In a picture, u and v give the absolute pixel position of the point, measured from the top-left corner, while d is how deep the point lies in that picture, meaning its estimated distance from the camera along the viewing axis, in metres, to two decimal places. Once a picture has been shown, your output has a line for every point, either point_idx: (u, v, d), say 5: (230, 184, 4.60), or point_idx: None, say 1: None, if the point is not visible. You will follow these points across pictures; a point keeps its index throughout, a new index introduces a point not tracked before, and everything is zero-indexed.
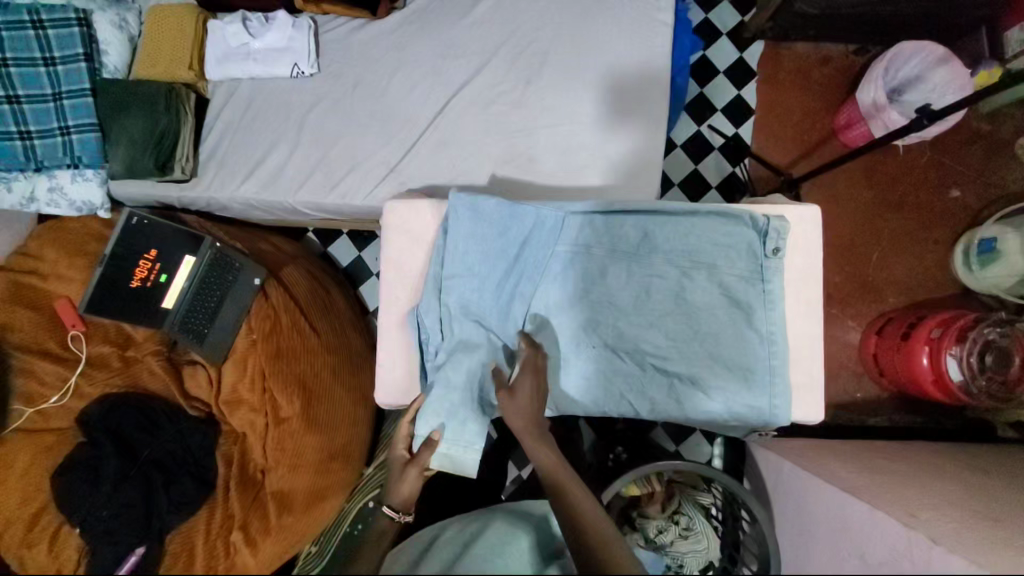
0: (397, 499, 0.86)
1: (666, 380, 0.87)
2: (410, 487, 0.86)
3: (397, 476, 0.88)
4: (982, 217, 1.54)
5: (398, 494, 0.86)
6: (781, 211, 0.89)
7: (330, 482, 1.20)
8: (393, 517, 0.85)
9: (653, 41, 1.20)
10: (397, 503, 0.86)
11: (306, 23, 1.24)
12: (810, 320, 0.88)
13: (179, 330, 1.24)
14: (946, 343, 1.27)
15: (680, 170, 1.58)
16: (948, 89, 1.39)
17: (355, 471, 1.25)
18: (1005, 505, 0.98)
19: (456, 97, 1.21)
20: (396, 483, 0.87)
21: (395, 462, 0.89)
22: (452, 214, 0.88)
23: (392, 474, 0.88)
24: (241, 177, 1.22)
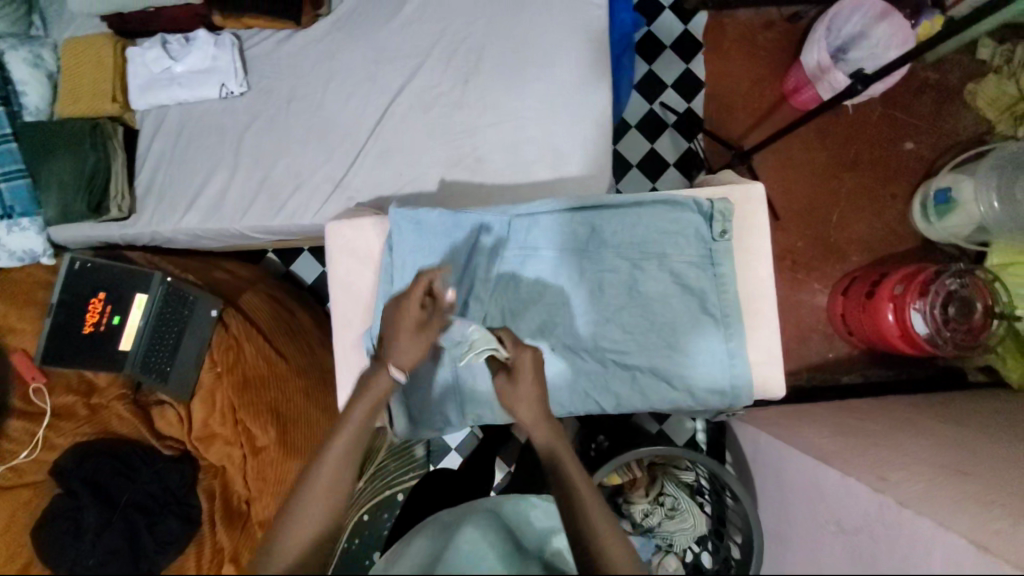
0: (401, 361, 0.75)
1: (627, 374, 0.86)
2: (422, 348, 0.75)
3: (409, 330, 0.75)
4: (938, 166, 1.54)
5: (405, 355, 0.75)
6: (723, 192, 0.89)
7: None
8: (393, 377, 0.74)
9: (588, 26, 1.18)
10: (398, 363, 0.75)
11: (228, 40, 1.19)
12: (764, 298, 0.88)
13: (141, 371, 1.20)
14: (909, 298, 1.29)
15: (636, 151, 1.58)
16: (891, 43, 1.38)
17: None
18: (978, 450, 0.99)
19: (395, 102, 1.19)
20: (410, 334, 0.74)
21: (408, 313, 0.75)
22: (395, 229, 0.86)
23: (399, 329, 0.74)
24: (183, 207, 1.19)
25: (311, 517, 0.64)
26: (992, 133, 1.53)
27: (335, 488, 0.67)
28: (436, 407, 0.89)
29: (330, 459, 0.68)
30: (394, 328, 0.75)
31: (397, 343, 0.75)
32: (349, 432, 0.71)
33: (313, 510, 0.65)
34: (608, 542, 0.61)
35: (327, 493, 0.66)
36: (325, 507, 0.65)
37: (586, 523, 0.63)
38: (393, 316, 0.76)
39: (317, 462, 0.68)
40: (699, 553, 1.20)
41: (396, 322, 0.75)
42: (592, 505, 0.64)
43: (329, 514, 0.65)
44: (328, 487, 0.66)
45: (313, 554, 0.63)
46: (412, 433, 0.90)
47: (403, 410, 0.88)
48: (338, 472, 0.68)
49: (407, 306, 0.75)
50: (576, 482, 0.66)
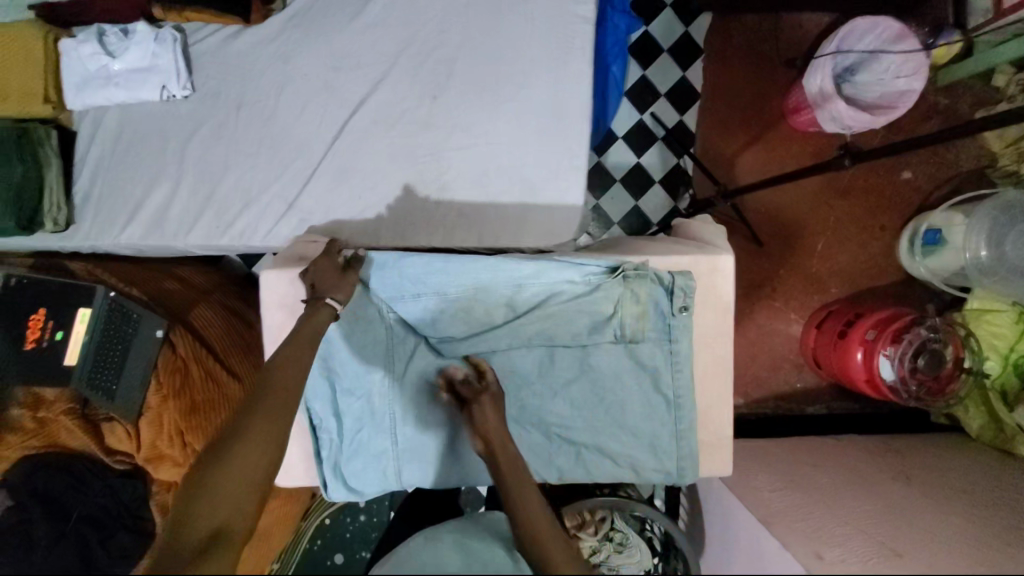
0: (339, 295, 0.80)
1: (573, 450, 0.84)
2: (345, 282, 0.80)
3: (325, 271, 0.81)
4: (933, 200, 1.48)
5: (342, 288, 0.80)
6: (689, 263, 0.83)
7: (277, 518, 1.18)
8: (335, 310, 0.79)
9: (571, 43, 1.07)
10: (336, 298, 0.80)
11: (170, 36, 1.08)
12: (720, 380, 0.85)
13: (86, 388, 1.11)
14: (880, 345, 1.25)
15: (621, 165, 1.49)
16: (902, 71, 1.27)
17: (301, 500, 1.24)
18: (923, 525, 0.97)
19: (354, 117, 1.09)
20: (337, 279, 0.80)
21: (325, 268, 0.81)
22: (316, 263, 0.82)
23: (320, 272, 0.80)
24: (125, 220, 1.12)
25: (238, 469, 0.65)
26: (993, 168, 1.45)
27: (261, 444, 0.68)
28: (376, 474, 0.85)
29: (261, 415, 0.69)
30: (317, 275, 0.80)
31: (323, 285, 0.80)
32: (281, 392, 0.72)
33: (241, 460, 0.66)
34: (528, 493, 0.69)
35: (256, 447, 0.67)
36: (254, 459, 0.66)
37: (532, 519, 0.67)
38: (313, 275, 0.81)
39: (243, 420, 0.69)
40: None
41: (317, 275, 0.80)
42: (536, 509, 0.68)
43: (258, 467, 0.66)
44: (261, 439, 0.68)
45: (240, 501, 0.64)
46: (348, 495, 0.87)
47: (339, 475, 0.86)
48: (267, 430, 0.69)
49: (324, 265, 0.81)
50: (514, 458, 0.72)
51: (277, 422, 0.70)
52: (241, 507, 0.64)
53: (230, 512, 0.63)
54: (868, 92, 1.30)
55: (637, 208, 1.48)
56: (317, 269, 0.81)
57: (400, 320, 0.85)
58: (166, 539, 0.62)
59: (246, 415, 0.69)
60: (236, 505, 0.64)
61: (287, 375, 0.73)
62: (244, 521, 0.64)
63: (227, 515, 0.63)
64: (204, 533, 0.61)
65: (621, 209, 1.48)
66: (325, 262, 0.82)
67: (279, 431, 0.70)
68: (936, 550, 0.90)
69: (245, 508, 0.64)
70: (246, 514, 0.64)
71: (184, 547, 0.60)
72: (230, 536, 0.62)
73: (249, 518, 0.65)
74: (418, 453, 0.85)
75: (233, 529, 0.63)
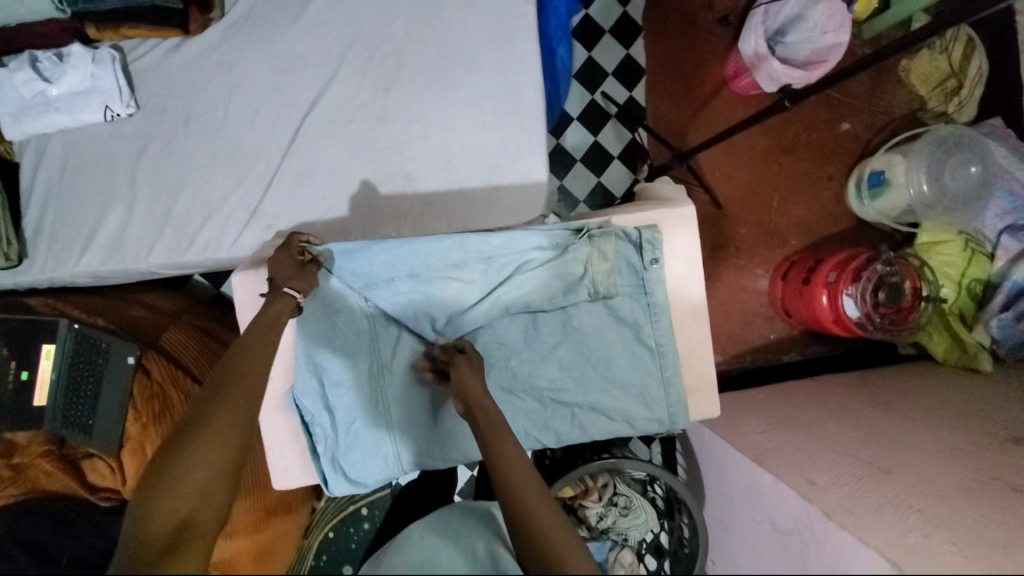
0: (297, 286, 0.78)
1: (567, 410, 0.85)
2: (302, 269, 0.79)
3: (284, 261, 0.79)
4: (874, 146, 1.56)
5: (300, 279, 0.78)
6: (654, 217, 0.86)
7: (273, 538, 1.12)
8: (294, 299, 0.78)
9: (515, 24, 1.10)
10: (295, 289, 0.78)
11: (108, 55, 1.06)
12: (698, 325, 0.87)
13: (62, 427, 1.08)
14: (842, 285, 1.31)
15: (580, 145, 1.52)
16: (829, 25, 1.31)
17: (301, 516, 1.19)
18: (903, 442, 1.02)
19: (308, 118, 1.08)
20: (295, 270, 0.79)
21: (281, 260, 0.79)
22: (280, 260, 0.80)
23: (276, 266, 0.79)
24: (81, 248, 1.09)
25: (205, 462, 0.65)
26: (925, 110, 1.54)
27: (229, 437, 0.67)
28: (375, 464, 0.84)
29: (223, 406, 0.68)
30: (276, 265, 0.79)
31: (282, 275, 0.78)
32: (243, 384, 0.71)
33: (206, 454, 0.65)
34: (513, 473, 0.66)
35: (222, 438, 0.66)
36: (219, 450, 0.66)
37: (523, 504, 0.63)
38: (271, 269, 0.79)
39: (212, 411, 0.68)
40: (658, 534, 1.16)
41: (275, 267, 0.79)
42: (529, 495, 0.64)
43: (224, 461, 0.66)
44: (226, 430, 0.67)
45: (208, 495, 0.64)
46: (350, 488, 0.86)
47: (338, 471, 0.85)
48: (234, 424, 0.68)
49: (282, 256, 0.79)
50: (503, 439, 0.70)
51: (241, 412, 0.69)
52: (209, 501, 0.64)
53: (199, 503, 0.63)
54: (799, 50, 1.36)
55: (599, 184, 1.52)
56: (276, 262, 0.79)
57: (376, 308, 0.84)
58: (128, 528, 0.61)
59: (215, 405, 0.68)
60: (204, 498, 0.64)
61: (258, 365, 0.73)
62: (212, 514, 0.64)
63: (195, 507, 0.63)
64: (172, 526, 0.61)
65: (584, 186, 1.52)
66: (283, 253, 0.80)
67: (247, 427, 0.69)
68: (918, 463, 0.94)
69: (214, 502, 0.64)
70: (215, 506, 0.65)
71: (148, 538, 0.60)
72: (198, 529, 0.62)
73: (218, 510, 0.65)
74: (414, 436, 0.84)
75: (204, 520, 0.63)
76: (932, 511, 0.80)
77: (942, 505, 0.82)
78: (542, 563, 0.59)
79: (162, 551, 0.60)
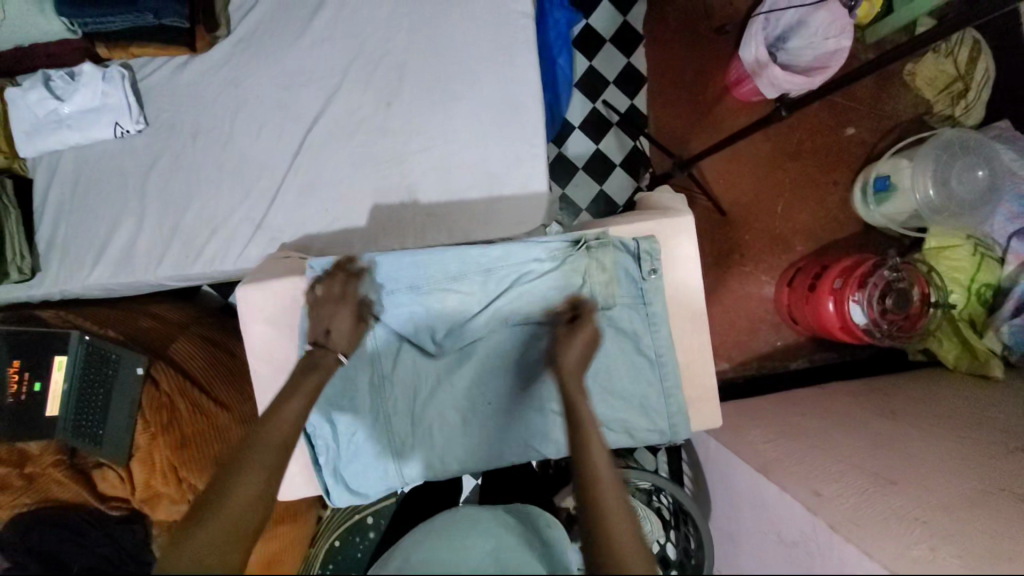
0: (347, 348, 0.80)
1: (567, 421, 0.85)
2: (352, 328, 0.80)
3: (337, 317, 0.79)
4: (879, 150, 1.55)
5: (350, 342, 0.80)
6: (653, 227, 0.86)
7: (279, 547, 1.15)
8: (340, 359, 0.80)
9: (515, 37, 1.11)
10: (343, 350, 0.80)
11: (117, 73, 1.08)
12: (697, 334, 0.88)
13: (73, 437, 1.11)
14: (848, 292, 1.29)
15: (582, 153, 1.53)
16: (830, 31, 1.31)
17: (308, 526, 1.21)
18: (911, 452, 1.00)
19: (311, 132, 1.10)
20: (349, 333, 0.80)
21: (340, 317, 0.79)
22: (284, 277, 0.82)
23: (330, 324, 0.79)
24: (92, 261, 1.11)
25: (229, 515, 0.61)
26: (931, 114, 1.53)
27: (250, 495, 0.64)
28: (377, 475, 0.85)
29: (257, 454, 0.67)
30: (326, 317, 0.79)
31: (335, 334, 0.80)
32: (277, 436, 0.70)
33: (228, 513, 0.62)
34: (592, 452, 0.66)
35: (254, 486, 0.65)
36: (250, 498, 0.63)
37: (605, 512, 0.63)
38: (327, 319, 0.79)
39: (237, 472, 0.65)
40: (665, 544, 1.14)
41: (329, 322, 0.79)
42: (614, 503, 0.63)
43: (243, 521, 0.62)
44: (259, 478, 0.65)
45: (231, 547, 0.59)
46: (353, 499, 0.87)
47: (340, 481, 0.86)
48: (256, 483, 0.65)
49: (337, 311, 0.79)
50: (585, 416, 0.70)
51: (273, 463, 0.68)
52: (222, 564, 0.58)
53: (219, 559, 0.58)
54: (801, 56, 1.36)
55: (602, 192, 1.53)
56: (333, 316, 0.79)
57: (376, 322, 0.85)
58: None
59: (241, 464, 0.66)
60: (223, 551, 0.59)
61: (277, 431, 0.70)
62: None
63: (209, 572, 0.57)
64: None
65: (587, 195, 1.52)
66: (341, 307, 0.80)
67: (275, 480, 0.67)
68: (927, 474, 0.93)
69: (226, 564, 0.58)
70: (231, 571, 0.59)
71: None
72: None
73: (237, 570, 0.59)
74: (416, 448, 0.85)
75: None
76: (939, 522, 0.79)
77: (949, 517, 0.81)
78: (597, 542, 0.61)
79: None
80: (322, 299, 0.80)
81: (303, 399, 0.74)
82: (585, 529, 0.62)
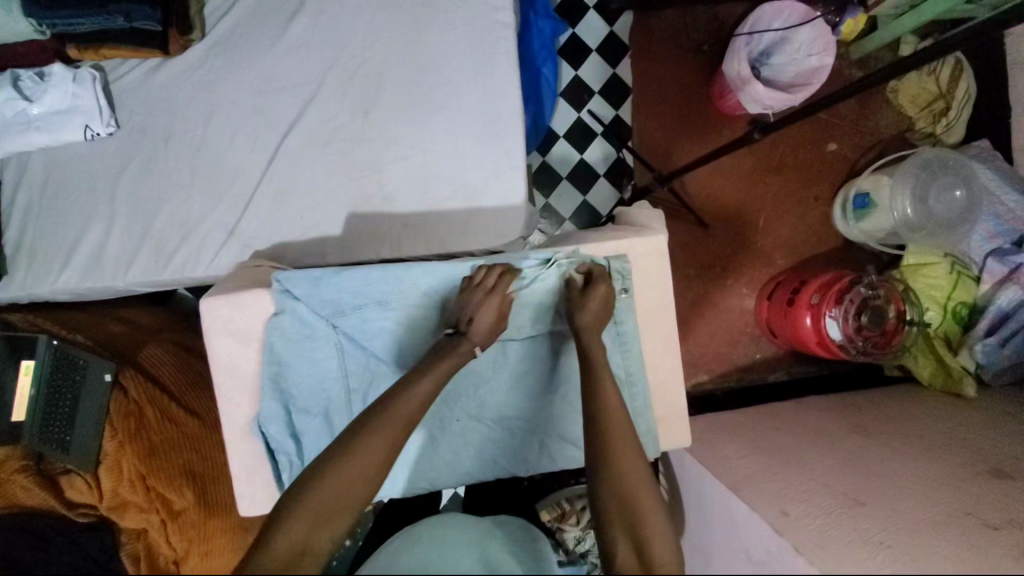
0: (483, 342, 0.79)
1: (536, 440, 0.85)
2: (492, 318, 0.78)
3: (483, 305, 0.78)
4: (861, 166, 1.56)
5: (487, 335, 0.79)
6: (626, 245, 0.86)
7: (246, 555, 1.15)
8: (473, 349, 0.78)
9: (495, 47, 1.10)
10: (479, 341, 0.78)
11: (89, 75, 1.06)
12: (668, 354, 0.88)
13: (39, 443, 1.08)
14: (824, 308, 1.31)
15: (566, 162, 1.52)
16: (813, 48, 1.32)
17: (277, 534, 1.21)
18: (882, 473, 1.01)
19: (286, 139, 1.09)
20: (492, 323, 0.78)
21: (490, 309, 0.78)
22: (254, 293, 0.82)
23: (480, 314, 0.78)
24: (60, 266, 1.09)
25: (332, 496, 0.68)
26: (912, 131, 1.54)
27: (361, 475, 0.69)
28: None
29: (372, 436, 0.70)
30: (472, 303, 0.78)
31: (477, 325, 0.78)
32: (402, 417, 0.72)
33: (332, 491, 0.68)
34: (615, 443, 0.71)
35: (364, 473, 0.69)
36: (357, 481, 0.69)
37: (632, 500, 0.68)
38: (472, 308, 0.78)
39: (353, 450, 0.69)
40: None
41: (476, 310, 0.78)
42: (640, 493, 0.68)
43: (350, 501, 0.68)
44: (371, 466, 0.69)
45: (333, 524, 0.67)
46: None
47: None
48: (363, 470, 0.69)
49: (489, 300, 0.78)
50: (612, 411, 0.73)
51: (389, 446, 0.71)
52: (323, 535, 0.67)
53: (320, 533, 0.66)
54: (784, 72, 1.36)
55: (585, 202, 1.52)
56: (483, 307, 0.78)
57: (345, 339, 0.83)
58: (262, 533, 0.67)
59: (358, 445, 0.70)
60: (322, 526, 0.67)
61: (399, 415, 0.72)
62: (330, 543, 0.67)
63: (315, 536, 0.66)
64: (294, 548, 0.65)
65: (571, 205, 1.52)
66: (492, 299, 0.78)
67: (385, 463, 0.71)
68: (893, 497, 0.93)
69: (323, 539, 0.66)
70: (332, 538, 0.67)
71: (273, 555, 0.65)
72: (316, 556, 0.66)
73: (332, 543, 0.67)
74: None
75: (318, 550, 0.66)
76: (904, 546, 0.79)
77: (911, 539, 0.81)
78: (624, 511, 0.67)
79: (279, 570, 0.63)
80: (473, 287, 0.80)
81: (431, 382, 0.74)
82: (607, 506, 0.68)
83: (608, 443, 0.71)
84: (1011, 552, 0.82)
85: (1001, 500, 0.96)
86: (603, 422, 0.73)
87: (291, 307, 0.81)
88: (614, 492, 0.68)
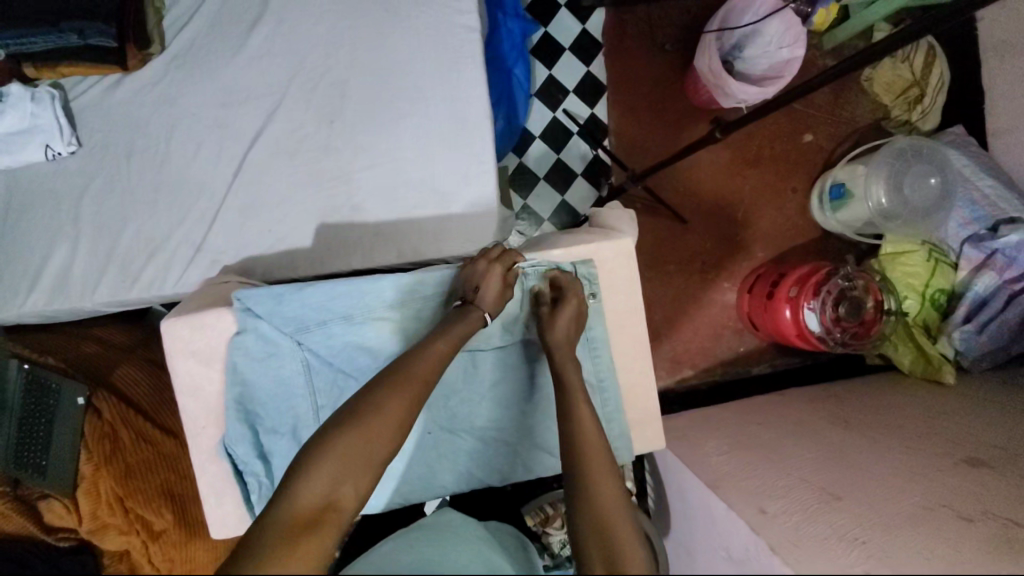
0: (492, 310, 0.80)
1: (509, 449, 0.85)
2: (499, 284, 0.80)
3: (488, 274, 0.80)
4: (837, 156, 1.56)
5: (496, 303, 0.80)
6: (593, 250, 0.86)
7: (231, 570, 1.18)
8: (483, 317, 0.78)
9: (461, 51, 1.09)
10: (488, 309, 0.79)
11: (47, 94, 1.05)
12: (639, 358, 0.88)
13: (16, 469, 1.07)
14: (803, 299, 1.30)
15: (542, 162, 1.51)
16: (784, 40, 1.30)
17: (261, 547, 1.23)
18: (863, 467, 1.00)
19: (251, 151, 1.07)
20: (500, 287, 0.80)
21: (495, 276, 0.80)
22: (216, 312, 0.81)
23: (487, 281, 0.80)
24: (25, 289, 1.07)
25: (357, 449, 0.65)
26: (888, 119, 1.54)
27: (384, 429, 0.67)
28: None
29: (392, 394, 0.69)
30: (475, 274, 0.81)
31: (484, 293, 0.79)
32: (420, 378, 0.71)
33: (353, 447, 0.65)
34: (588, 460, 0.70)
35: (386, 429, 0.67)
36: (382, 436, 0.67)
37: (608, 520, 0.64)
38: (478, 277, 0.80)
39: (376, 404, 0.68)
40: None
41: (481, 279, 0.80)
42: (614, 512, 0.65)
43: (377, 452, 0.66)
44: (393, 423, 0.68)
45: (358, 477, 0.64)
46: None
47: None
48: (384, 429, 0.67)
49: (494, 267, 0.80)
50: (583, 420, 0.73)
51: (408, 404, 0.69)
52: (345, 492, 0.64)
53: (347, 488, 0.64)
54: (757, 65, 1.35)
55: (563, 202, 1.51)
56: (488, 274, 0.80)
57: (312, 355, 0.82)
58: (279, 490, 0.63)
59: (380, 397, 0.68)
60: (346, 480, 0.64)
61: (410, 382, 0.70)
62: (354, 497, 0.64)
63: (339, 491, 0.63)
64: (319, 502, 0.62)
65: (549, 205, 1.51)
66: (497, 268, 0.81)
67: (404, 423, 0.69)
68: (872, 492, 0.93)
69: (348, 493, 0.64)
70: (356, 494, 0.65)
71: (294, 512, 0.60)
72: (340, 512, 0.63)
73: (358, 498, 0.65)
74: None
75: (344, 505, 0.63)
76: (880, 543, 0.79)
77: (887, 535, 0.81)
78: (599, 535, 0.63)
79: (303, 525, 0.59)
80: (478, 259, 0.83)
81: (445, 346, 0.74)
82: (583, 531, 0.64)
83: (577, 459, 0.70)
84: (985, 544, 0.82)
85: (976, 489, 0.97)
86: (572, 432, 0.72)
87: (254, 324, 0.80)
88: (589, 514, 0.65)
